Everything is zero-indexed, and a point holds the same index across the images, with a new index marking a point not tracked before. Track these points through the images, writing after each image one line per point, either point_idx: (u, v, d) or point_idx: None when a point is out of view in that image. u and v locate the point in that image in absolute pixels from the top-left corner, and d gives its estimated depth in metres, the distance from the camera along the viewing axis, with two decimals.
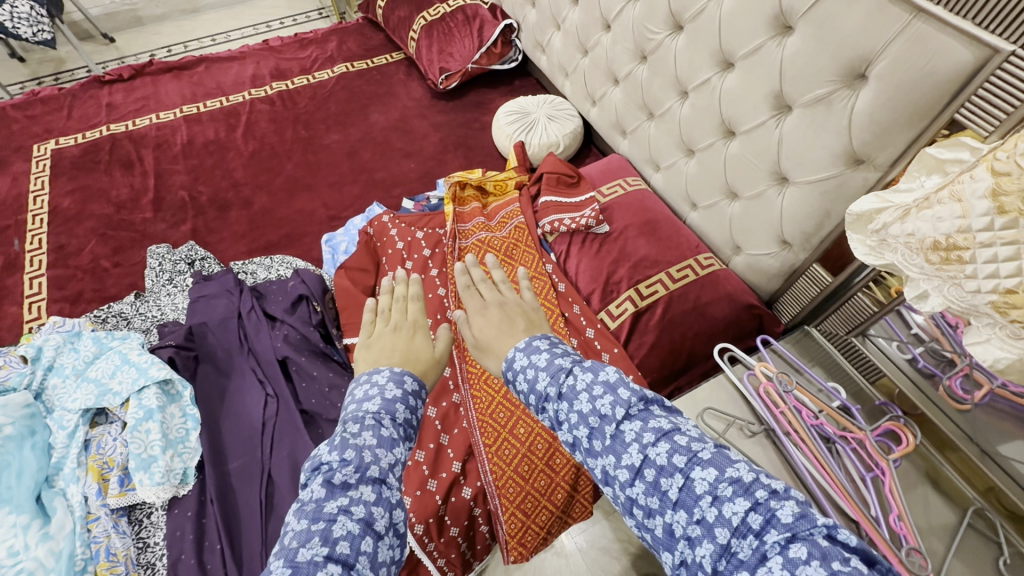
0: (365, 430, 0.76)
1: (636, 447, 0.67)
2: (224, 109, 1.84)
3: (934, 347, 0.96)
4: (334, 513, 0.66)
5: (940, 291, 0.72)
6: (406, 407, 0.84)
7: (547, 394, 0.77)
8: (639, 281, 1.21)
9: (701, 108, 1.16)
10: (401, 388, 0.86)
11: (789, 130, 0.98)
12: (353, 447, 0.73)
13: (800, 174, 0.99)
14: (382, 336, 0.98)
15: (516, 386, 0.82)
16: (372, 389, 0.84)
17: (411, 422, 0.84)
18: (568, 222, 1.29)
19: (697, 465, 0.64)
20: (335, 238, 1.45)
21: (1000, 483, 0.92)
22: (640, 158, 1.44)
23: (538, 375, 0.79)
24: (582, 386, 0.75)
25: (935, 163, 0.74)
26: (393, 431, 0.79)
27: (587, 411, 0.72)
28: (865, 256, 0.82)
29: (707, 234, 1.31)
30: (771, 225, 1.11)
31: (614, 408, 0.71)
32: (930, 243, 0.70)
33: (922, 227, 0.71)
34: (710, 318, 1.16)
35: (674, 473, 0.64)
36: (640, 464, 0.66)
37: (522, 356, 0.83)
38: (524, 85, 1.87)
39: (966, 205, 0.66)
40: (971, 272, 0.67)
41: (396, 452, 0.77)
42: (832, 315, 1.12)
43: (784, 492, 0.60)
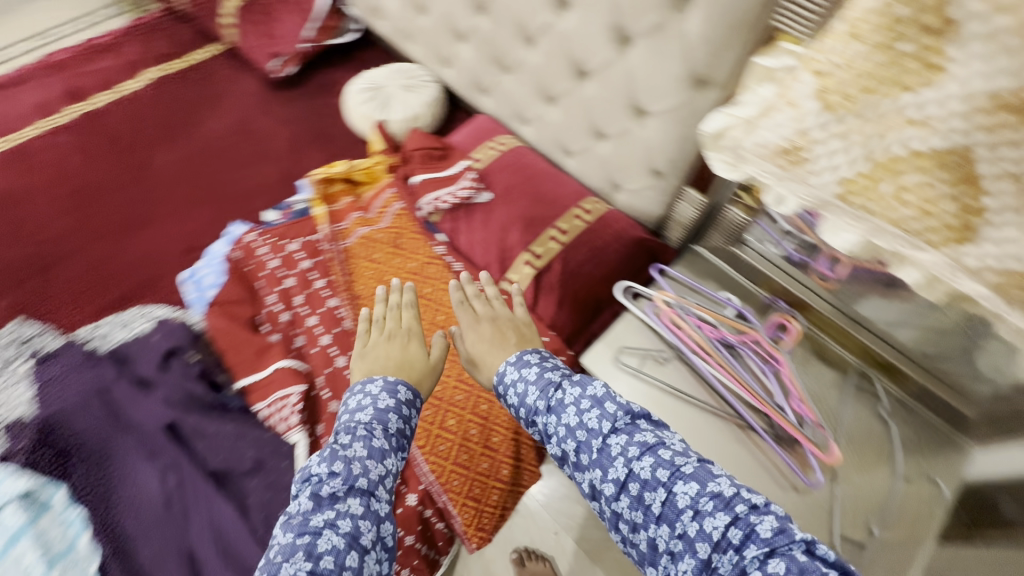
0: (356, 441, 0.79)
1: (622, 462, 0.75)
2: (13, 150, 1.52)
3: (800, 237, 1.03)
4: (319, 527, 0.67)
5: (790, 190, 0.66)
6: (399, 417, 0.87)
7: (536, 407, 0.87)
8: (532, 242, 1.18)
9: (550, 53, 1.12)
10: (393, 397, 0.88)
11: (635, 62, 0.97)
12: (341, 460, 0.75)
13: (654, 104, 0.99)
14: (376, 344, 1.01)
15: (506, 399, 0.92)
16: (364, 399, 0.87)
17: (404, 434, 0.86)
18: (447, 198, 1.22)
19: (679, 480, 0.71)
20: (196, 271, 1.27)
21: (872, 344, 1.07)
22: (506, 114, 1.38)
23: (528, 388, 0.89)
24: (571, 400, 0.84)
25: (768, 72, 0.69)
26: (383, 442, 0.81)
27: (575, 426, 0.82)
28: (725, 174, 0.72)
29: (586, 179, 1.30)
30: (641, 158, 1.12)
31: (601, 422, 0.80)
32: (775, 148, 0.64)
33: (766, 136, 0.64)
34: (606, 262, 1.18)
35: (658, 487, 0.71)
36: (625, 478, 0.74)
37: (513, 368, 0.93)
38: (371, 57, 1.72)
39: (797, 104, 0.61)
40: (815, 169, 0.63)
41: (387, 463, 0.80)
42: (712, 232, 1.17)
43: (763, 506, 0.67)
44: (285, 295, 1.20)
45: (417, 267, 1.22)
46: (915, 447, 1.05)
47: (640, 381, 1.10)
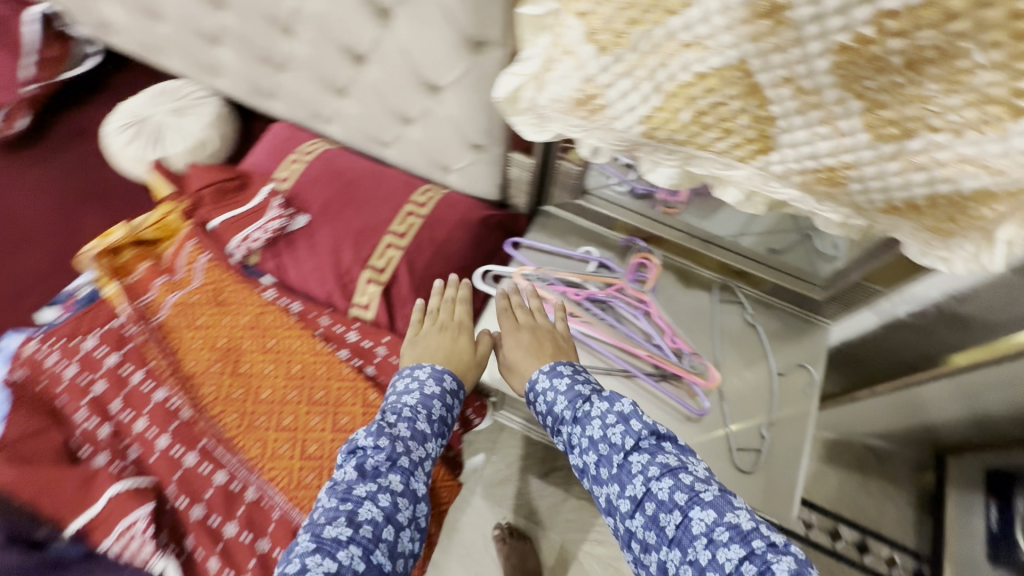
0: (400, 422, 0.81)
1: (641, 479, 0.75)
2: None
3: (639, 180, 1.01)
4: (362, 496, 0.70)
5: (600, 141, 0.67)
6: (440, 405, 0.87)
7: (563, 415, 0.87)
8: (370, 256, 1.05)
9: (316, 42, 0.95)
10: (439, 385, 0.89)
11: (404, 36, 0.84)
12: (387, 436, 0.77)
13: (443, 79, 0.88)
14: (435, 338, 0.97)
15: (536, 404, 0.92)
16: (412, 381, 0.89)
17: (445, 422, 0.87)
18: (257, 235, 1.06)
19: (696, 505, 0.70)
20: None
21: (723, 258, 1.09)
22: (303, 116, 1.20)
23: (558, 397, 0.89)
24: (598, 412, 0.84)
25: (534, 20, 0.60)
26: (426, 427, 0.83)
27: (597, 437, 0.81)
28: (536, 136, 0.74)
29: (413, 167, 1.18)
30: (454, 136, 1.01)
31: (625, 437, 0.80)
32: (572, 102, 0.61)
33: (558, 91, 0.60)
34: (456, 253, 1.09)
35: (673, 509, 0.71)
36: (641, 496, 0.74)
37: (544, 377, 0.92)
38: (128, 82, 1.41)
39: (576, 56, 0.56)
40: (614, 115, 0.60)
41: (426, 447, 0.81)
42: (553, 187, 1.12)
43: (781, 544, 0.65)
44: (97, 405, 0.99)
45: (251, 320, 1.06)
46: (782, 338, 1.12)
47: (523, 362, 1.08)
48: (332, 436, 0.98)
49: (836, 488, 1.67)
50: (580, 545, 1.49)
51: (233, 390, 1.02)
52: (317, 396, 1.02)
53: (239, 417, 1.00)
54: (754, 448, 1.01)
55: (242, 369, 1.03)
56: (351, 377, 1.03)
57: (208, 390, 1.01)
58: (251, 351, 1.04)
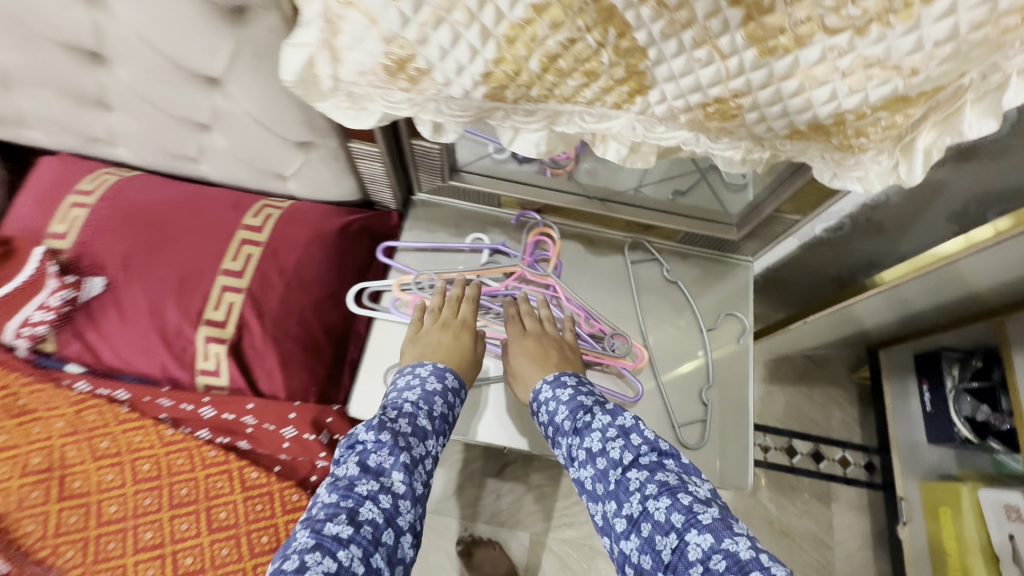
0: (403, 416, 0.71)
1: (638, 498, 0.65)
2: None
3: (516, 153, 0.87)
4: (365, 494, 0.61)
5: None
6: (444, 401, 0.77)
7: (562, 426, 0.76)
8: (202, 309, 0.83)
9: (24, 43, 0.68)
10: (441, 382, 0.78)
11: (133, 16, 0.59)
12: (389, 429, 0.68)
13: (213, 67, 0.64)
14: (438, 338, 0.84)
15: (536, 416, 0.81)
16: (412, 379, 0.78)
17: (447, 420, 0.76)
18: (40, 318, 0.80)
19: (693, 528, 0.60)
20: None
21: (627, 216, 0.96)
22: (73, 144, 0.92)
23: (560, 408, 0.78)
24: (601, 424, 0.73)
25: None
26: (428, 424, 0.73)
27: (597, 450, 0.71)
28: None
29: (240, 181, 0.94)
30: (268, 136, 0.78)
31: (624, 452, 0.69)
32: None
33: None
34: (316, 279, 0.88)
35: (670, 532, 0.61)
36: (638, 517, 0.64)
37: (549, 387, 0.81)
38: None
39: None
40: None
41: (428, 445, 0.72)
42: (417, 172, 0.92)
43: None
44: None
45: (69, 424, 0.83)
46: (706, 286, 1.02)
47: None
48: (210, 538, 0.80)
49: (784, 406, 1.53)
50: (548, 532, 1.37)
51: (66, 518, 0.79)
52: (181, 495, 0.82)
53: (80, 551, 0.77)
54: (698, 419, 0.92)
55: (70, 489, 0.80)
56: (220, 461, 0.85)
57: (29, 528, 0.77)
58: (78, 462, 0.81)
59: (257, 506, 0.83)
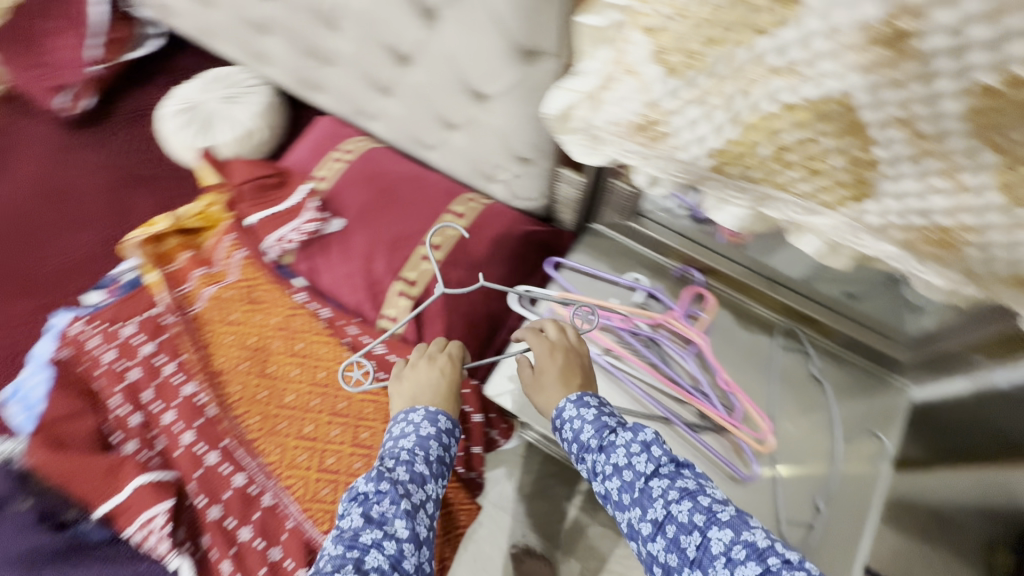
0: (398, 465, 0.74)
1: (661, 502, 0.67)
2: None
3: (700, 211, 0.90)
4: (368, 544, 0.63)
5: (659, 169, 0.56)
6: (439, 444, 0.81)
7: (589, 444, 0.77)
8: (401, 269, 1.00)
9: (361, 40, 0.89)
10: (434, 426, 0.82)
11: (451, 41, 0.76)
12: (388, 479, 0.71)
13: (490, 87, 0.79)
14: (424, 376, 0.89)
15: (560, 435, 0.81)
16: (406, 425, 0.82)
17: (443, 460, 0.80)
18: (293, 236, 1.02)
19: (714, 525, 0.63)
20: (20, 386, 1.04)
21: (791, 302, 0.98)
22: (349, 112, 1.15)
23: (585, 426, 0.78)
24: (623, 439, 0.75)
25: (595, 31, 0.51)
26: (426, 468, 0.76)
27: (622, 464, 0.72)
28: (589, 158, 0.61)
29: (455, 173, 1.11)
30: (500, 145, 0.93)
31: (648, 463, 0.71)
32: (632, 125, 0.51)
33: (615, 113, 0.52)
34: (493, 271, 1.02)
35: (694, 531, 0.64)
36: (661, 518, 0.66)
37: (571, 407, 0.81)
38: (188, 65, 1.42)
39: (640, 78, 0.47)
40: (678, 143, 0.51)
41: (428, 490, 0.75)
42: (604, 208, 1.03)
43: (797, 562, 0.59)
44: (133, 391, 1.01)
45: (281, 322, 1.05)
46: (853, 393, 0.98)
47: None
48: (351, 450, 0.96)
49: None
50: None
51: (259, 392, 1.01)
52: (340, 406, 0.99)
53: (262, 420, 0.99)
54: (806, 521, 0.89)
55: (268, 370, 1.02)
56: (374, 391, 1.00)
57: (239, 389, 1.01)
58: (279, 352, 1.03)
59: None
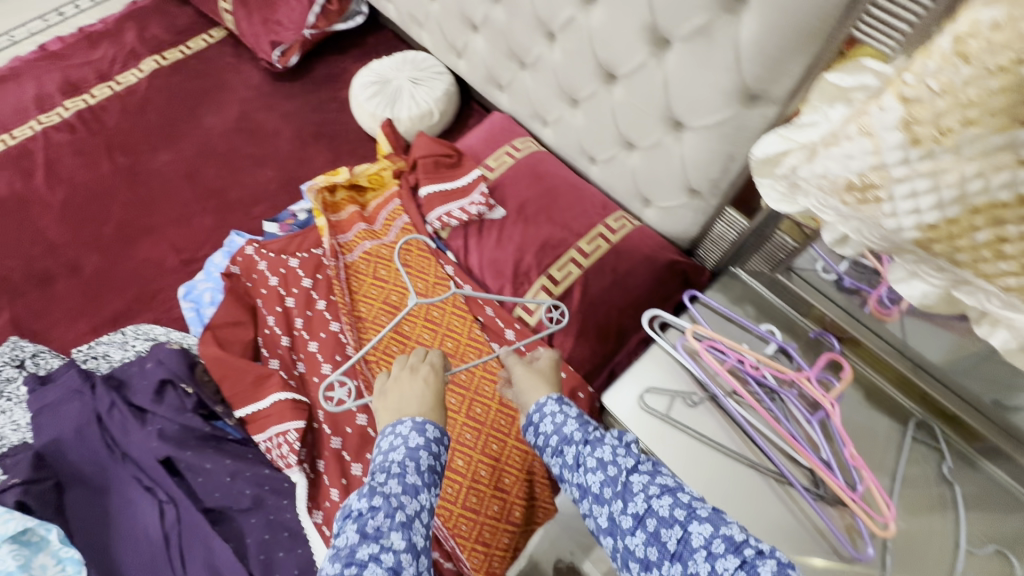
0: (389, 477, 0.71)
1: (641, 496, 0.72)
2: (9, 151, 1.41)
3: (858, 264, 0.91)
4: (365, 561, 0.61)
5: (857, 232, 0.54)
6: (429, 454, 0.77)
7: (571, 437, 0.82)
8: (549, 265, 1.06)
9: (573, 53, 0.96)
10: (423, 436, 0.78)
11: (672, 71, 0.81)
12: (380, 494, 0.68)
13: (694, 119, 0.83)
14: (406, 385, 0.88)
15: (539, 429, 0.86)
16: (395, 438, 0.78)
17: (435, 470, 0.76)
18: (458, 214, 1.10)
19: (694, 520, 0.67)
20: (194, 288, 1.18)
21: (933, 391, 0.94)
22: (524, 113, 1.23)
23: (568, 421, 0.84)
24: (609, 437, 0.81)
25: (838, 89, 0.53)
26: (418, 478, 0.72)
27: (607, 459, 0.77)
28: (778, 204, 0.60)
29: (611, 189, 1.16)
30: (675, 174, 0.97)
31: (628, 459, 0.77)
32: (843, 184, 0.51)
33: (830, 169, 0.51)
34: (633, 289, 1.05)
35: (674, 525, 0.68)
36: (643, 512, 0.70)
37: (553, 403, 0.87)
38: (380, 43, 1.57)
39: (878, 139, 0.46)
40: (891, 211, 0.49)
41: (422, 500, 0.71)
42: (754, 256, 1.04)
43: (770, 552, 0.62)
44: (285, 317, 1.12)
45: (424, 288, 1.12)
46: (982, 505, 0.91)
47: (667, 428, 0.97)
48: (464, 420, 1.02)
49: None
50: None
51: (392, 347, 1.10)
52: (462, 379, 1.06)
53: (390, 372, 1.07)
54: None
55: (404, 329, 1.10)
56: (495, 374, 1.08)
57: (376, 339, 1.10)
58: (415, 314, 1.11)
59: (501, 420, 1.04)
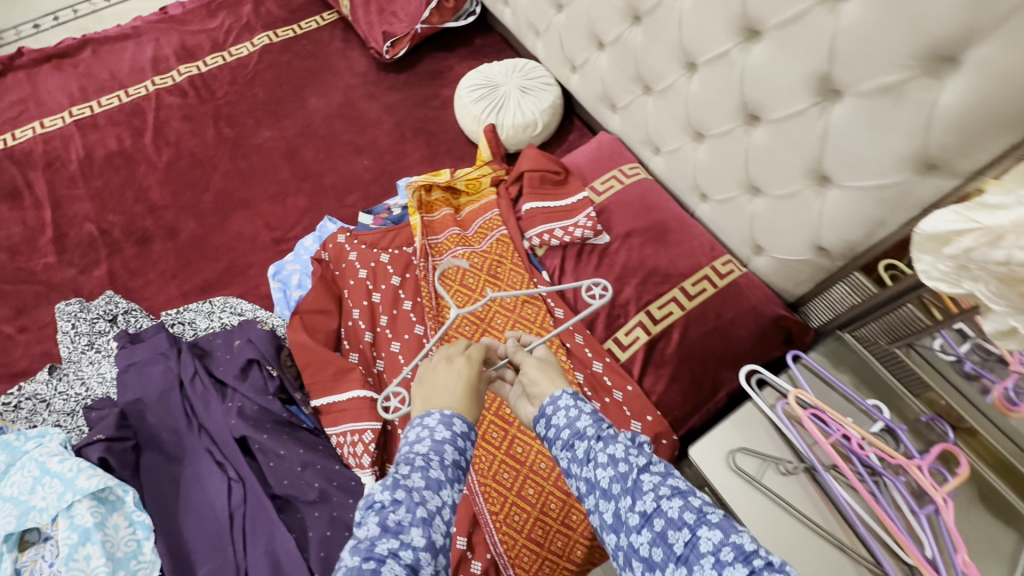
0: (412, 468, 0.62)
1: (651, 496, 0.64)
2: (124, 108, 1.46)
3: (981, 341, 0.80)
4: (385, 559, 0.53)
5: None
6: (455, 449, 0.66)
7: (585, 432, 0.72)
8: (649, 301, 1.01)
9: (714, 87, 0.91)
10: (450, 430, 0.67)
11: (837, 125, 0.75)
12: (404, 487, 0.59)
13: (849, 178, 0.78)
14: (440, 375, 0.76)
15: (550, 421, 0.75)
16: (423, 426, 0.67)
17: (460, 465, 0.66)
18: (560, 235, 1.07)
19: (704, 525, 0.60)
20: (284, 268, 1.19)
21: None
22: (636, 138, 1.18)
23: (582, 415, 0.73)
24: (623, 436, 0.71)
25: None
26: (441, 473, 0.63)
27: (619, 455, 0.68)
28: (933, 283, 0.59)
29: (719, 230, 1.10)
30: (804, 228, 0.91)
31: (638, 457, 0.68)
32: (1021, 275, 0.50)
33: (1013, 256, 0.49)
34: (734, 338, 1.00)
35: (682, 527, 0.61)
36: (651, 511, 0.63)
37: (568, 398, 0.76)
38: (487, 45, 1.56)
39: None
40: None
41: (446, 496, 0.62)
42: (871, 325, 0.95)
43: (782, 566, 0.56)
44: (370, 312, 1.10)
45: (513, 304, 1.10)
46: None
47: (753, 491, 0.92)
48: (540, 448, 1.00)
49: None
50: None
51: None
52: None
53: None
54: None
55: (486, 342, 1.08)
56: None
57: None
58: (499, 329, 1.08)
59: None
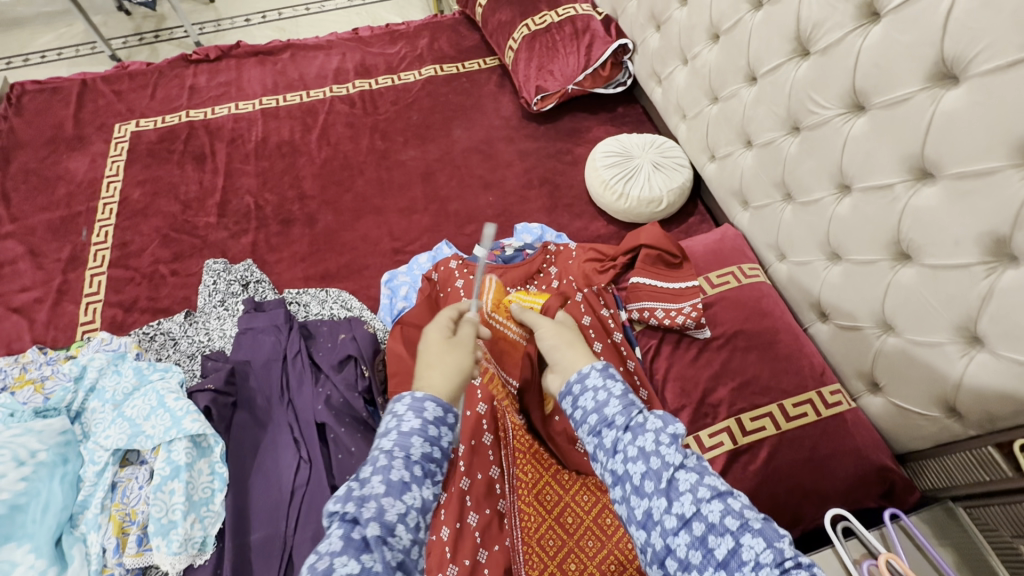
0: (374, 474, 0.65)
1: (690, 498, 0.65)
2: (302, 106, 1.68)
3: None
4: None
5: None
6: (424, 439, 0.69)
7: (613, 420, 0.72)
8: (743, 410, 0.98)
9: (867, 215, 0.88)
10: (420, 418, 0.69)
11: (1010, 292, 0.70)
12: (354, 502, 0.62)
13: (1005, 347, 0.72)
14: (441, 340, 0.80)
15: (576, 403, 0.75)
16: (389, 422, 0.71)
17: (432, 457, 0.69)
18: (661, 316, 1.07)
19: (747, 532, 0.62)
20: (396, 278, 1.30)
21: None
22: (763, 241, 1.16)
23: (611, 399, 0.73)
24: (653, 424, 0.70)
25: None
26: (405, 474, 0.66)
27: (649, 449, 0.68)
28: None
29: (834, 357, 1.04)
30: (936, 384, 0.84)
31: (673, 455, 0.68)
32: None
33: None
34: (827, 475, 0.92)
35: (725, 534, 0.62)
36: (690, 515, 0.64)
37: (596, 376, 0.76)
38: (628, 115, 1.62)
39: None
40: None
41: (410, 498, 0.65)
42: (995, 506, 0.82)
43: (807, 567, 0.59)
44: None
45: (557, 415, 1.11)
46: None
47: None
48: (589, 524, 0.98)
49: None
50: None
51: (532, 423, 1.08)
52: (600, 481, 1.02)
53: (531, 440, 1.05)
54: None
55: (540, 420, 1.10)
56: None
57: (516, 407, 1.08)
58: None
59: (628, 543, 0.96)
